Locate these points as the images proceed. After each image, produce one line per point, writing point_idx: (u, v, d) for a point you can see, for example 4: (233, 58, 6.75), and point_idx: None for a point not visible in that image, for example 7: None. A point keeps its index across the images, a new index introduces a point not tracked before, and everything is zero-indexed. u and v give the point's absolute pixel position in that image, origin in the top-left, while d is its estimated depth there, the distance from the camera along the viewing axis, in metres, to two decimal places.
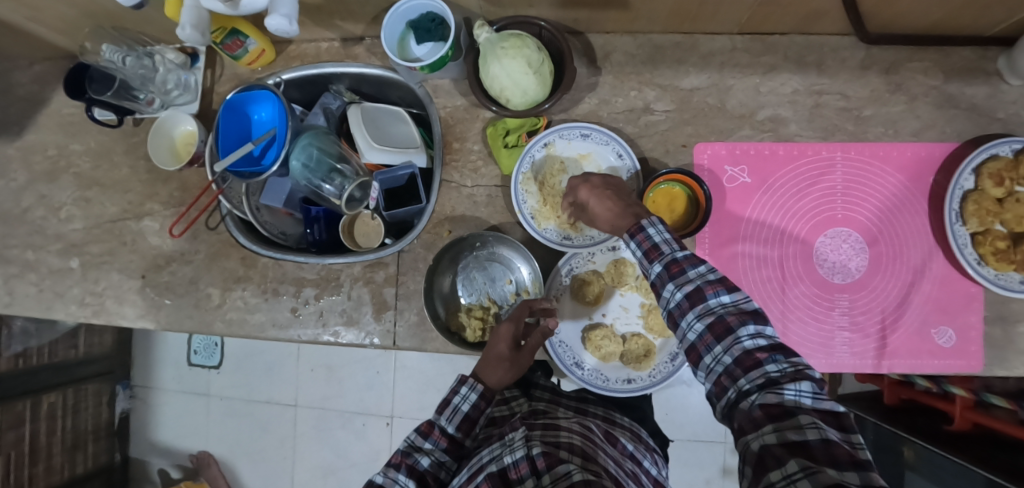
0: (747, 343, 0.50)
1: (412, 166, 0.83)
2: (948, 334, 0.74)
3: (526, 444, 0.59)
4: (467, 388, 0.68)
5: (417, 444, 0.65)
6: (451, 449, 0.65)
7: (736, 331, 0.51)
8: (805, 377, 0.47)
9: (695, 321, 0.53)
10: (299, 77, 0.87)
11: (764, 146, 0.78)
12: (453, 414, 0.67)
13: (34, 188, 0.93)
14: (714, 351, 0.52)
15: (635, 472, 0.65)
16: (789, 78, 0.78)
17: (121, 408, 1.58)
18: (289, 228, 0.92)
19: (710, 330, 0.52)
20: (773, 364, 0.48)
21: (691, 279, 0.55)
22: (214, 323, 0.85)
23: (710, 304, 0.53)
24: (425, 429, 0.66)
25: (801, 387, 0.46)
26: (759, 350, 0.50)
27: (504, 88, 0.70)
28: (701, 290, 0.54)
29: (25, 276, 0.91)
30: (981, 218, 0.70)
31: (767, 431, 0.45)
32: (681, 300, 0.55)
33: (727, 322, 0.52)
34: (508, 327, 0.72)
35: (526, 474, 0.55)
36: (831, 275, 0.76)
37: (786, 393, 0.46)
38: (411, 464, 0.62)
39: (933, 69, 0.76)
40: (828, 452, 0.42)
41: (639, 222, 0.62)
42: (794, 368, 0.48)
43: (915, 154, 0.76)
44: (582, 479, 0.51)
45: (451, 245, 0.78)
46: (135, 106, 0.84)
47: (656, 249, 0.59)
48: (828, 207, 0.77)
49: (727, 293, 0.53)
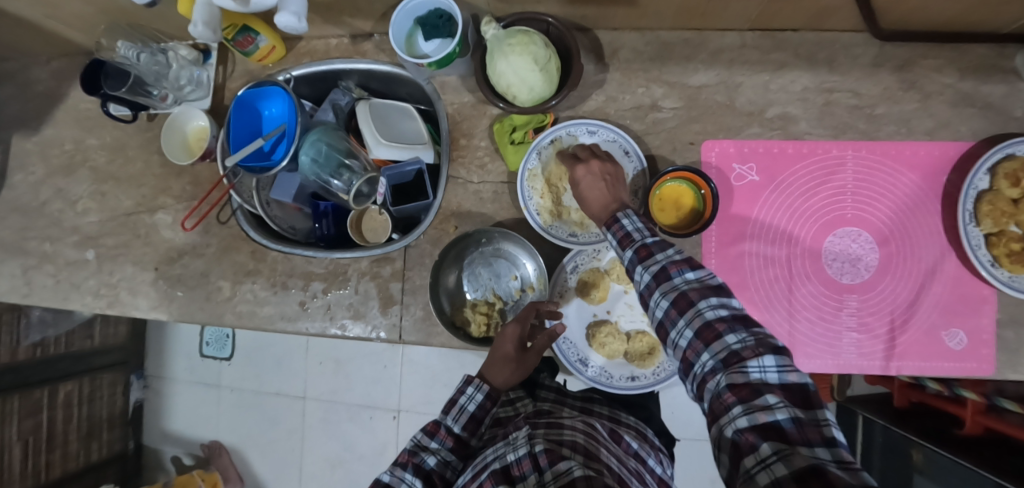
0: (708, 314, 0.51)
1: (419, 163, 0.84)
2: (959, 337, 0.73)
3: (530, 442, 0.60)
4: (473, 388, 0.68)
5: (423, 444, 0.65)
6: (456, 448, 0.66)
7: (698, 304, 0.51)
8: (768, 351, 0.47)
9: (661, 299, 0.54)
10: (309, 73, 0.87)
11: (774, 143, 0.77)
12: (459, 414, 0.67)
13: (52, 181, 0.95)
14: (678, 326, 0.52)
15: (639, 470, 0.65)
16: (800, 75, 0.77)
17: (135, 398, 1.61)
18: (297, 223, 0.93)
19: (675, 305, 0.53)
20: (733, 336, 0.49)
21: (658, 260, 0.56)
22: (225, 315, 0.87)
23: (674, 282, 0.54)
24: (432, 429, 0.67)
25: (764, 362, 0.46)
26: (720, 321, 0.50)
27: (510, 85, 0.71)
28: (666, 269, 0.55)
29: (43, 268, 0.93)
30: (996, 219, 0.69)
31: (738, 414, 0.45)
32: (649, 281, 0.56)
33: (688, 297, 0.52)
34: (514, 327, 0.72)
35: (529, 471, 0.55)
36: (840, 275, 0.76)
37: (750, 371, 0.46)
38: (418, 463, 0.63)
39: (947, 66, 0.75)
40: (800, 433, 0.42)
41: (615, 214, 0.64)
42: (756, 340, 0.48)
43: (929, 153, 0.75)
44: (584, 475, 0.52)
45: (457, 241, 0.78)
46: (149, 102, 0.86)
47: (629, 237, 0.61)
48: (837, 206, 0.76)
49: (690, 270, 0.54)
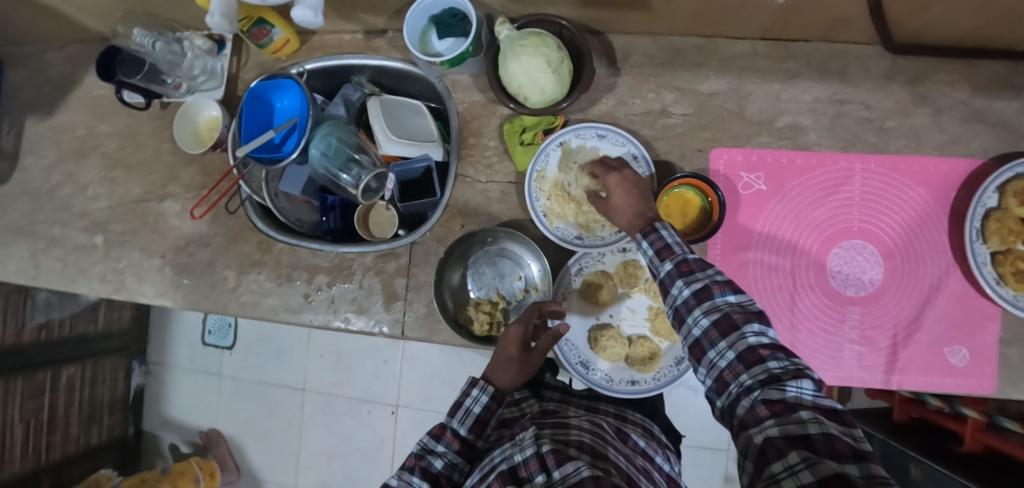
0: (751, 339, 0.52)
1: (428, 159, 0.83)
2: (962, 354, 0.74)
3: (537, 443, 0.60)
4: (478, 390, 0.68)
5: (430, 447, 0.65)
6: (463, 451, 0.66)
7: (742, 327, 0.52)
8: (806, 376, 0.48)
9: (702, 317, 0.55)
10: (322, 68, 0.88)
11: (782, 154, 0.77)
12: (465, 416, 0.67)
13: (63, 166, 0.96)
14: (718, 347, 0.53)
15: (646, 468, 0.65)
16: (811, 86, 0.77)
17: (137, 383, 1.62)
18: (304, 215, 0.92)
19: (717, 326, 0.54)
20: (775, 361, 0.50)
21: (700, 278, 0.56)
22: (230, 304, 0.87)
23: (716, 302, 0.55)
24: (438, 432, 0.67)
25: (802, 384, 0.47)
26: (763, 347, 0.51)
27: (522, 86, 0.71)
28: (709, 288, 0.55)
29: (51, 251, 0.94)
30: (1003, 237, 0.69)
31: (770, 425, 0.46)
32: (689, 297, 0.57)
33: (733, 319, 0.53)
34: (516, 329, 0.72)
35: (536, 472, 0.55)
36: (844, 287, 0.75)
37: (788, 390, 0.47)
38: (424, 467, 0.63)
39: (960, 82, 0.75)
40: (829, 444, 0.42)
41: (652, 223, 0.64)
42: (795, 366, 0.49)
43: (938, 169, 0.75)
44: (592, 475, 0.52)
45: (462, 240, 0.78)
46: (163, 89, 0.87)
47: (668, 248, 0.61)
48: (844, 218, 0.76)
49: (733, 293, 0.55)
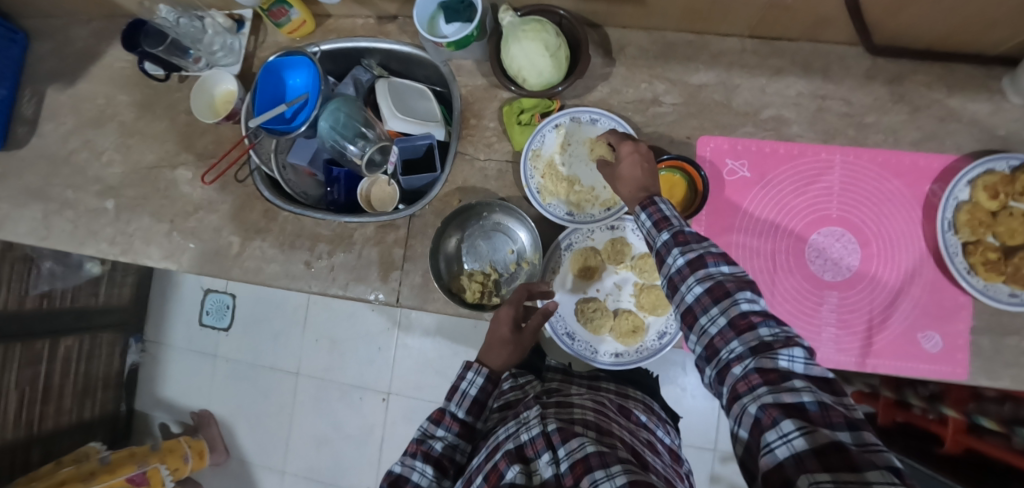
0: (744, 306, 0.52)
1: (430, 138, 0.88)
2: (935, 340, 0.76)
3: (542, 422, 0.63)
4: (473, 373, 0.70)
5: (430, 431, 0.67)
6: (462, 433, 0.68)
7: (734, 294, 0.53)
8: (797, 344, 0.48)
9: (695, 285, 0.56)
10: (335, 49, 0.93)
11: (766, 144, 0.81)
12: (461, 399, 0.69)
13: (81, 133, 1.00)
14: (710, 313, 0.54)
15: (651, 441, 0.70)
16: (795, 82, 0.81)
17: (131, 361, 1.64)
18: (310, 189, 0.97)
19: (710, 293, 0.54)
20: (766, 328, 0.50)
21: (695, 249, 0.57)
22: (233, 269, 0.90)
23: (710, 271, 0.56)
24: (437, 416, 0.69)
25: (794, 353, 0.47)
26: (755, 314, 0.51)
27: (521, 68, 0.76)
28: (703, 257, 0.56)
29: (63, 213, 0.98)
30: (974, 228, 0.74)
31: (762, 393, 0.46)
32: (683, 266, 0.57)
33: (725, 287, 0.54)
34: (508, 309, 0.75)
35: (542, 450, 0.59)
36: (822, 272, 0.79)
37: (780, 358, 0.47)
38: (426, 450, 0.65)
39: (937, 83, 0.79)
40: (824, 415, 0.43)
41: (650, 197, 0.65)
42: (786, 334, 0.49)
43: (915, 163, 0.79)
44: (596, 451, 0.54)
45: (460, 211, 0.82)
46: (183, 62, 0.92)
47: (666, 219, 0.62)
48: (823, 206, 0.80)
49: (726, 264, 0.56)
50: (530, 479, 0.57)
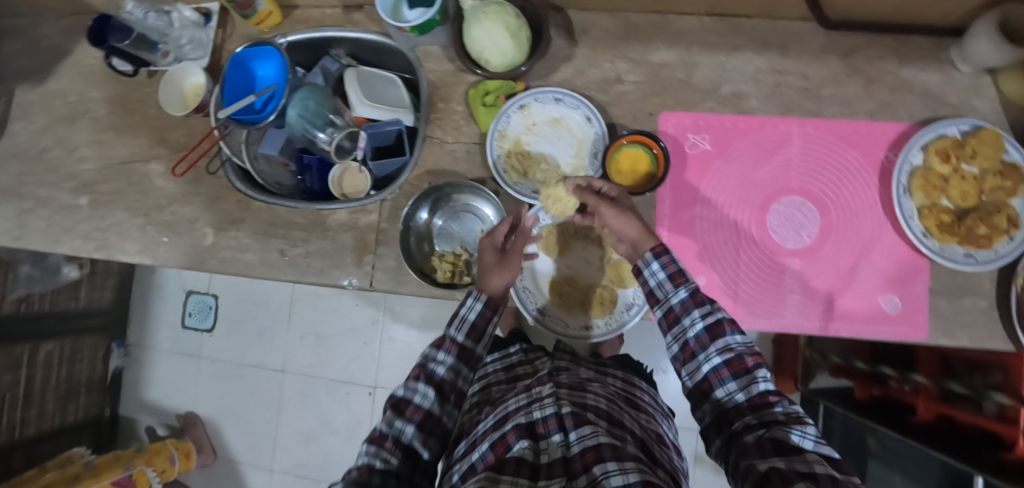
0: (762, 385, 0.61)
1: (399, 124, 0.90)
2: (895, 302, 0.78)
3: (556, 402, 0.64)
4: (472, 299, 0.73)
5: (431, 355, 0.72)
6: (461, 357, 0.72)
7: (753, 371, 0.62)
8: (807, 423, 0.57)
9: (715, 354, 0.64)
10: (303, 40, 0.93)
11: (726, 118, 0.83)
12: (461, 324, 0.73)
13: (53, 130, 1.00)
14: (728, 385, 0.63)
15: (658, 433, 0.73)
16: (753, 57, 0.83)
17: (115, 365, 1.63)
18: (284, 179, 0.97)
19: (729, 364, 0.63)
20: (780, 407, 0.59)
21: (714, 313, 0.66)
22: (208, 260, 0.91)
23: (728, 342, 0.64)
24: (438, 342, 0.73)
25: (805, 430, 0.55)
26: (771, 394, 0.60)
27: (483, 50, 0.77)
28: (722, 324, 0.65)
29: (37, 211, 0.98)
30: (928, 192, 0.76)
31: (775, 460, 0.51)
32: (702, 331, 0.66)
33: (744, 361, 0.63)
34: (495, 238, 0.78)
35: (554, 430, 0.61)
36: (784, 240, 0.81)
37: (793, 432, 0.55)
38: (428, 374, 0.70)
39: (889, 55, 0.81)
40: (833, 480, 0.47)
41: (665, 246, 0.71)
42: (797, 414, 0.58)
43: (869, 132, 0.81)
44: (608, 442, 0.55)
45: (428, 193, 0.83)
46: (152, 57, 0.93)
47: (682, 275, 0.69)
48: (783, 176, 0.82)
49: (740, 334, 0.65)
50: (539, 457, 0.59)
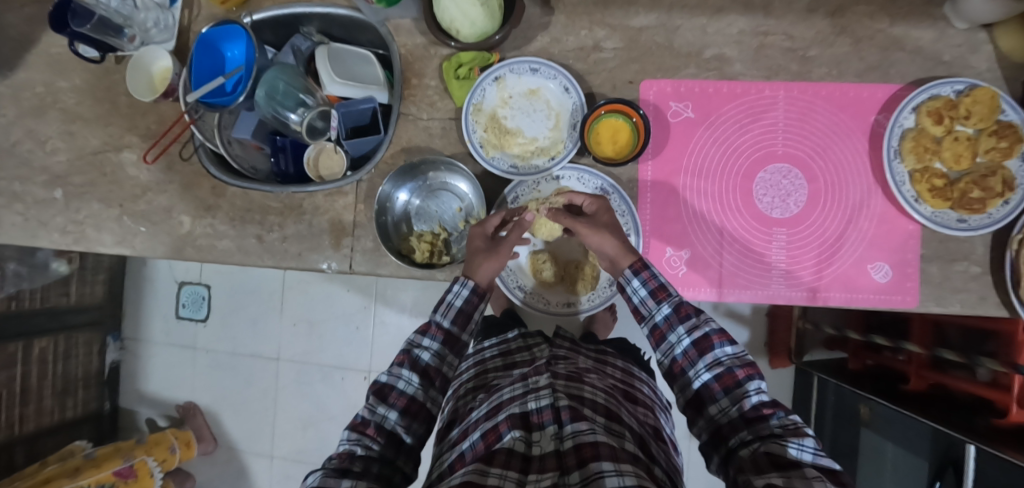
0: (754, 397, 0.59)
1: (372, 101, 0.85)
2: (885, 269, 0.76)
3: (552, 394, 0.62)
4: (459, 285, 0.72)
5: (416, 341, 0.70)
6: (446, 342, 0.71)
7: (744, 384, 0.60)
8: (805, 435, 0.55)
9: (704, 370, 0.62)
10: (271, 18, 0.90)
11: (710, 84, 0.80)
12: (447, 310, 0.72)
13: (22, 122, 0.98)
14: (720, 402, 0.61)
15: (655, 426, 0.72)
16: (736, 19, 0.80)
17: (112, 358, 1.64)
18: (259, 163, 0.94)
19: (719, 379, 0.61)
20: (776, 419, 0.57)
21: (699, 326, 0.64)
22: (186, 248, 0.90)
23: (717, 355, 0.63)
24: (423, 329, 0.71)
25: (804, 443, 0.53)
26: (765, 406, 0.58)
27: (453, 19, 0.74)
28: (710, 338, 0.63)
29: (12, 206, 0.96)
30: (919, 154, 0.73)
31: (773, 476, 0.50)
32: (689, 346, 0.64)
33: (735, 375, 0.61)
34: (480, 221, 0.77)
35: (549, 421, 0.59)
36: (769, 210, 0.79)
37: (790, 446, 0.53)
38: (413, 359, 0.68)
39: (879, 12, 0.78)
40: None
41: (644, 260, 0.70)
42: (794, 425, 0.56)
43: (858, 94, 0.78)
44: (604, 440, 0.54)
45: (404, 171, 0.81)
46: (118, 42, 0.89)
47: (663, 288, 0.68)
48: (769, 143, 0.79)
49: (730, 345, 0.63)
50: (530, 448, 0.57)
